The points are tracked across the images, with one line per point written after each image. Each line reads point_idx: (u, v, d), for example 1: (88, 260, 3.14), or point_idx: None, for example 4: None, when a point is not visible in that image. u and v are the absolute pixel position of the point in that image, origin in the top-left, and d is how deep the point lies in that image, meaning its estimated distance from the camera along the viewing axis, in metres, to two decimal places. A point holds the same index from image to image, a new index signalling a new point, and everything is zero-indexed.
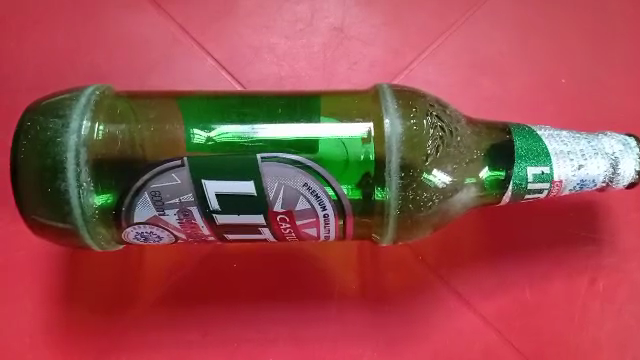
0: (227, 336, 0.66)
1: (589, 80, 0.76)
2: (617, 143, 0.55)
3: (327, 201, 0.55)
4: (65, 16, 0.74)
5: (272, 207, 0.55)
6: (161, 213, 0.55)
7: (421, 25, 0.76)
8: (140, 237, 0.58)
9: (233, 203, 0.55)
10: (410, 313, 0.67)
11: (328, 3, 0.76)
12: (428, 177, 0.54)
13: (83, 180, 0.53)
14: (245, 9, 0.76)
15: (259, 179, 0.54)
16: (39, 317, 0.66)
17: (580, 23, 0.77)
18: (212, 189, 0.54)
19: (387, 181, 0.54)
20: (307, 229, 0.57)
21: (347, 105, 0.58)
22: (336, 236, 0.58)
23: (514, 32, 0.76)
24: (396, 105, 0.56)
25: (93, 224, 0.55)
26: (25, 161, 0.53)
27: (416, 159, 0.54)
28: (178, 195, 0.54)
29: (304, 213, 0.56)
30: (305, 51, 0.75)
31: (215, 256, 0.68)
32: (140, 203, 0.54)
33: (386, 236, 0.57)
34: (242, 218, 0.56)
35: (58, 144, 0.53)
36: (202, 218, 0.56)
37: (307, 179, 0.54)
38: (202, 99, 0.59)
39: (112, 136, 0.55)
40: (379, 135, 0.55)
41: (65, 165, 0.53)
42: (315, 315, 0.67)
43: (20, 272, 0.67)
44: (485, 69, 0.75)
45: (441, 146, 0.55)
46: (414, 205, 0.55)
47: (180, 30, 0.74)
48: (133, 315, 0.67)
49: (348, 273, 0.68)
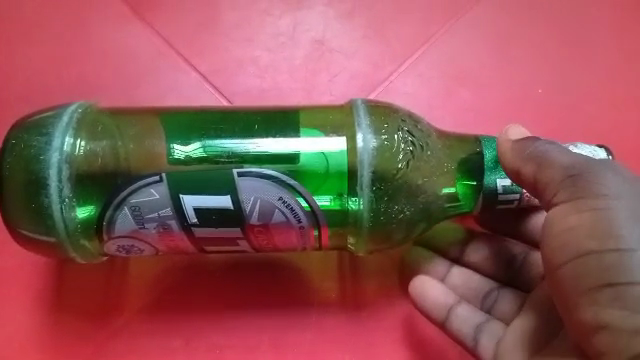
0: (211, 343, 0.68)
1: (565, 90, 0.78)
2: (586, 154, 0.58)
3: (302, 213, 0.57)
4: (51, 29, 0.76)
5: (249, 220, 0.57)
6: (141, 226, 0.57)
7: (400, 37, 0.78)
8: (122, 249, 0.59)
9: (211, 216, 0.56)
10: (388, 320, 0.69)
11: (310, 17, 0.79)
12: (399, 189, 0.56)
13: (65, 196, 0.55)
14: (228, 22, 0.78)
15: (235, 192, 0.56)
16: (27, 326, 0.68)
17: (556, 34, 0.79)
18: (190, 203, 0.56)
19: (359, 193, 0.56)
20: (282, 239, 0.59)
21: (323, 120, 0.60)
22: (312, 246, 0.60)
23: (492, 42, 0.79)
24: (368, 120, 0.58)
25: (77, 238, 0.57)
26: (10, 177, 0.55)
27: (387, 173, 0.56)
28: (157, 209, 0.56)
29: (280, 225, 0.57)
30: (287, 63, 0.77)
31: (197, 268, 0.70)
32: (120, 218, 0.56)
33: (362, 244, 0.59)
34: (220, 230, 0.57)
35: (41, 161, 0.55)
36: (181, 231, 0.57)
37: (283, 193, 0.56)
38: (183, 115, 0.60)
39: (93, 152, 0.57)
40: (352, 149, 0.57)
41: (48, 182, 0.55)
42: (297, 321, 0.68)
43: (8, 280, 0.69)
44: (463, 79, 0.77)
45: (412, 160, 0.57)
46: (386, 218, 0.57)
47: (166, 44, 0.77)
48: (119, 322, 0.68)
49: (326, 281, 0.70)
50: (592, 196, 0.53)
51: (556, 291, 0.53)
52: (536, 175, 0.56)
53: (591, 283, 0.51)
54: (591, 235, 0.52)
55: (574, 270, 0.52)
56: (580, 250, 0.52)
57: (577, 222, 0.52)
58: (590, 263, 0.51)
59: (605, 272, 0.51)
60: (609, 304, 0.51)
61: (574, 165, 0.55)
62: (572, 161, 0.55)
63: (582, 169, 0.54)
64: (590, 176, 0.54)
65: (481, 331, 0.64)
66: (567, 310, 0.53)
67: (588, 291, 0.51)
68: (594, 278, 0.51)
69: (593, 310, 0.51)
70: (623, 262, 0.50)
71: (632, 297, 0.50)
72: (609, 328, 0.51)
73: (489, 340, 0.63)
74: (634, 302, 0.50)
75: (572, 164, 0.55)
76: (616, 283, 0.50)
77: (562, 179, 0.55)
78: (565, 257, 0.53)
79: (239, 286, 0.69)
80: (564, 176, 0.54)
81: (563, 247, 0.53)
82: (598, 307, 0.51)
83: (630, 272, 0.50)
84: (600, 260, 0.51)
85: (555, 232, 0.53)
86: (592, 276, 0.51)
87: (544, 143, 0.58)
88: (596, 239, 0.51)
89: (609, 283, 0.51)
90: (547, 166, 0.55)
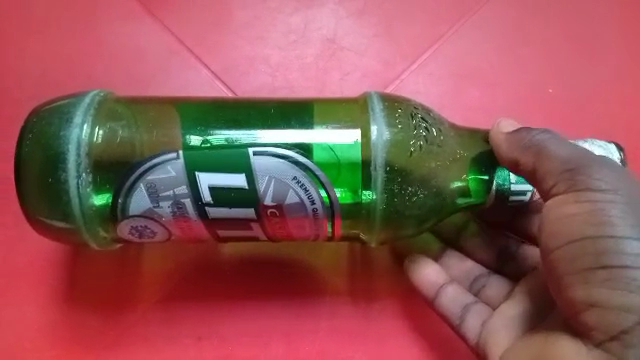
0: (222, 338, 0.68)
1: (576, 90, 0.78)
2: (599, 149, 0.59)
3: (315, 192, 0.57)
4: (64, 27, 0.77)
5: (263, 201, 0.57)
6: (155, 205, 0.57)
7: (410, 36, 0.79)
8: (135, 231, 0.59)
9: (226, 197, 0.57)
10: (397, 318, 0.70)
11: (321, 15, 0.79)
12: (412, 172, 0.57)
13: (83, 170, 0.56)
14: (240, 21, 0.79)
15: (250, 173, 0.57)
16: (38, 320, 0.68)
17: (566, 34, 0.80)
18: (205, 182, 0.56)
19: (373, 175, 0.57)
20: (294, 223, 0.59)
21: (338, 111, 0.60)
22: (324, 234, 0.60)
23: (502, 42, 0.79)
24: (382, 110, 0.59)
25: (90, 217, 0.57)
26: (29, 152, 0.56)
27: (401, 157, 0.57)
28: (172, 186, 0.56)
29: (294, 207, 0.58)
30: (299, 62, 0.78)
31: (211, 262, 0.70)
32: (136, 197, 0.57)
33: (375, 234, 0.59)
34: (233, 211, 0.58)
35: (61, 136, 0.56)
36: (195, 212, 0.58)
37: (297, 173, 0.57)
38: (201, 106, 0.61)
39: (112, 132, 0.58)
40: (366, 140, 0.58)
41: (66, 156, 0.56)
42: (309, 317, 0.69)
43: (19, 274, 0.70)
44: (473, 78, 0.78)
45: (425, 145, 0.57)
46: (400, 199, 0.57)
47: (178, 42, 0.77)
48: (130, 317, 0.69)
49: (339, 279, 0.70)
50: (590, 190, 0.54)
51: (550, 272, 0.55)
52: (535, 166, 0.57)
53: (584, 265, 0.53)
54: (586, 224, 0.53)
55: (568, 252, 0.54)
56: (575, 235, 0.53)
57: (572, 211, 0.54)
58: (583, 247, 0.53)
59: (599, 256, 0.52)
60: (601, 285, 0.52)
61: (572, 159, 0.56)
62: (570, 155, 0.56)
63: (580, 163, 0.55)
64: (588, 170, 0.55)
65: (469, 310, 0.66)
66: (557, 288, 0.55)
67: (582, 272, 0.53)
68: (588, 261, 0.53)
69: (584, 289, 0.53)
70: (617, 247, 0.52)
71: (624, 278, 0.52)
72: (599, 306, 0.53)
73: (475, 321, 0.65)
74: (625, 283, 0.52)
75: (571, 158, 0.56)
76: (609, 265, 0.52)
77: (560, 172, 0.56)
78: (561, 241, 0.54)
79: (252, 278, 0.70)
80: (561, 169, 0.56)
81: (557, 232, 0.54)
82: (589, 287, 0.53)
83: (623, 256, 0.52)
84: (595, 245, 0.53)
85: (550, 218, 0.55)
86: (584, 258, 0.53)
87: (543, 134, 0.58)
88: (591, 226, 0.53)
89: (603, 265, 0.52)
90: (546, 159, 0.57)
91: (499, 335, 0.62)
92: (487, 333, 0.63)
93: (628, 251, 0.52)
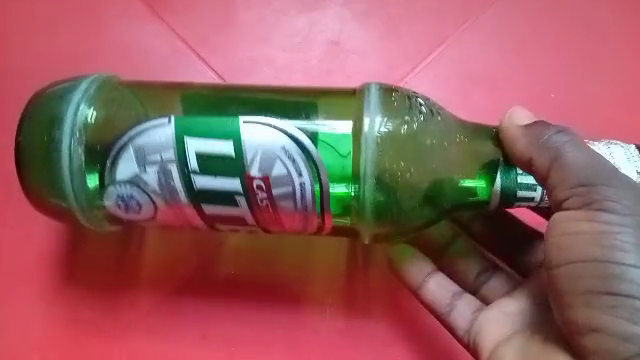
0: (224, 340, 0.70)
1: (578, 95, 0.78)
2: (621, 154, 0.59)
3: (303, 164, 0.58)
4: (70, 25, 0.78)
5: (249, 171, 0.58)
6: (143, 171, 0.59)
7: (414, 38, 0.79)
8: (121, 202, 0.61)
9: (212, 164, 0.59)
10: (398, 321, 0.71)
11: (325, 17, 0.79)
12: (401, 149, 0.58)
13: (75, 143, 0.59)
14: (244, 21, 0.79)
15: (238, 140, 0.58)
16: (44, 319, 0.70)
17: (571, 39, 0.80)
18: (192, 146, 0.58)
19: (362, 156, 0.58)
20: (282, 203, 0.59)
21: (335, 104, 0.61)
22: (314, 218, 0.60)
23: (506, 45, 0.79)
24: (377, 100, 0.60)
25: (79, 177, 0.60)
26: (32, 113, 0.61)
27: (393, 141, 0.58)
28: (159, 150, 0.59)
29: (280, 180, 0.58)
30: (302, 63, 0.78)
31: (212, 258, 0.71)
32: (125, 158, 0.59)
33: (366, 224, 0.60)
34: (218, 180, 0.59)
35: (63, 100, 0.61)
36: (181, 180, 0.59)
37: (285, 143, 0.58)
38: (203, 93, 0.63)
39: (113, 102, 0.62)
40: (358, 131, 0.59)
41: (64, 116, 0.60)
42: (309, 319, 0.70)
43: (24, 275, 0.71)
44: (475, 82, 0.78)
45: (419, 122, 0.59)
46: (391, 176, 0.58)
47: (181, 42, 0.78)
48: (134, 317, 0.70)
49: (336, 279, 0.71)
50: (604, 210, 0.54)
51: (551, 286, 0.56)
52: (549, 171, 0.56)
53: (588, 288, 0.53)
54: (595, 245, 0.54)
55: (574, 270, 0.54)
56: (583, 256, 0.54)
57: (582, 229, 0.54)
58: (589, 269, 0.53)
59: (604, 281, 0.53)
60: (603, 310, 0.53)
61: (587, 171, 0.55)
62: (585, 167, 0.56)
63: (595, 179, 0.55)
64: (602, 188, 0.55)
65: (458, 298, 0.67)
66: (559, 305, 0.55)
67: (585, 294, 0.53)
68: (593, 285, 0.53)
69: (585, 311, 0.54)
70: (623, 274, 0.53)
71: (629, 307, 0.53)
72: (598, 331, 0.53)
73: (466, 310, 0.67)
74: (629, 312, 0.53)
75: (587, 171, 0.55)
76: (614, 292, 0.53)
77: (575, 186, 0.55)
78: (567, 259, 0.54)
79: (251, 276, 0.71)
80: (575, 182, 0.55)
81: (565, 248, 0.55)
82: (590, 310, 0.53)
83: (627, 284, 0.52)
84: (601, 269, 0.53)
85: (559, 230, 0.55)
86: (589, 280, 0.53)
87: (562, 136, 0.57)
88: (599, 248, 0.53)
89: (609, 292, 0.53)
90: (561, 167, 0.56)
91: (493, 326, 0.63)
92: (482, 322, 0.64)
93: (633, 280, 0.52)
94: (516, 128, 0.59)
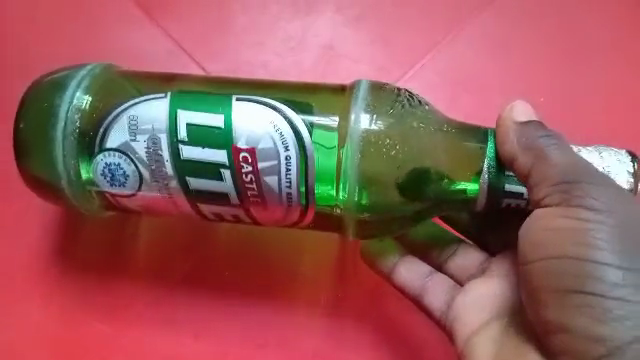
0: (217, 341, 0.72)
1: (566, 100, 0.80)
2: (612, 156, 0.57)
3: (290, 138, 0.59)
4: (69, 30, 0.79)
5: (236, 143, 0.59)
6: (133, 139, 0.60)
7: (406, 43, 0.81)
8: (107, 173, 0.62)
9: (201, 135, 0.60)
10: (387, 322, 0.73)
11: (319, 22, 0.81)
12: (383, 139, 0.60)
13: (71, 125, 0.62)
14: (239, 26, 0.80)
15: (229, 113, 0.60)
16: (43, 319, 0.73)
17: (561, 44, 0.81)
18: (184, 119, 0.60)
19: (346, 145, 0.60)
20: (267, 179, 0.60)
21: (327, 99, 0.63)
22: (297, 196, 0.60)
23: (496, 50, 0.81)
24: (365, 98, 0.62)
25: (70, 143, 0.62)
26: (36, 88, 0.65)
27: (378, 135, 0.60)
28: (152, 120, 0.60)
29: (266, 154, 0.59)
30: (296, 68, 0.80)
31: (205, 258, 0.74)
32: (117, 126, 0.61)
33: (349, 208, 0.61)
34: (205, 153, 0.60)
35: (68, 76, 0.65)
36: (169, 150, 0.60)
37: (274, 117, 0.60)
38: (199, 84, 0.65)
39: (113, 81, 0.65)
40: (344, 127, 0.61)
41: (65, 87, 0.64)
42: (300, 320, 0.73)
43: (24, 277, 0.74)
44: (465, 87, 0.79)
45: (404, 110, 0.61)
46: (376, 150, 0.59)
47: (178, 47, 0.79)
48: (130, 317, 0.73)
49: (325, 278, 0.74)
50: (584, 208, 0.55)
51: (527, 282, 0.56)
52: (533, 167, 0.57)
53: (562, 286, 0.54)
54: (570, 242, 0.54)
55: (549, 266, 0.54)
56: (558, 252, 0.54)
57: (560, 226, 0.55)
58: (564, 266, 0.54)
59: (577, 279, 0.53)
60: (575, 309, 0.53)
61: (571, 169, 0.56)
62: (568, 166, 0.56)
63: (577, 177, 0.56)
64: (583, 186, 0.55)
65: (431, 281, 0.68)
66: (534, 302, 0.56)
67: (559, 291, 0.54)
68: (567, 283, 0.53)
69: (558, 310, 0.54)
70: (597, 273, 0.53)
71: (600, 306, 0.53)
72: (570, 330, 0.54)
73: (440, 292, 0.68)
74: (600, 312, 0.53)
75: (571, 169, 0.56)
76: (587, 290, 0.53)
77: (558, 183, 0.56)
78: (542, 255, 0.55)
79: (242, 276, 0.74)
80: (556, 180, 0.56)
81: (540, 243, 0.55)
82: (563, 309, 0.54)
83: (601, 284, 0.53)
84: (576, 267, 0.53)
85: (538, 226, 0.56)
86: (564, 278, 0.54)
87: (550, 138, 0.58)
88: (575, 246, 0.54)
89: (582, 290, 0.53)
90: (545, 164, 0.57)
91: (471, 315, 0.64)
92: (458, 307, 0.65)
93: (607, 279, 0.53)
94: (511, 123, 0.60)
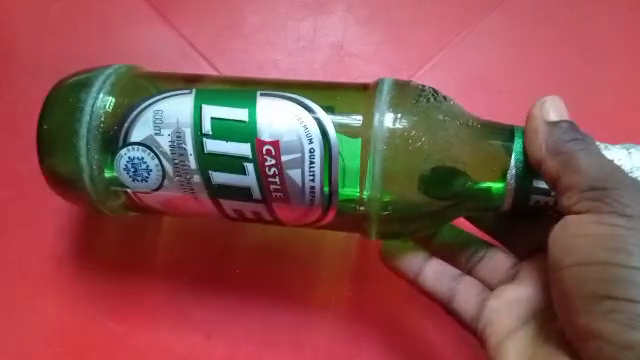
0: (229, 341, 0.72)
1: (577, 98, 0.80)
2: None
3: (315, 130, 0.59)
4: (78, 28, 0.79)
5: (260, 136, 0.59)
6: (157, 133, 0.59)
7: (417, 42, 0.80)
8: (129, 168, 0.60)
9: (225, 129, 0.59)
10: (399, 323, 0.73)
11: (329, 21, 0.81)
12: (409, 136, 0.59)
13: (96, 122, 0.62)
14: (250, 25, 0.80)
15: (254, 107, 0.59)
16: (55, 319, 0.73)
17: (572, 42, 0.81)
18: (208, 113, 0.59)
19: (371, 149, 0.59)
20: (291, 172, 0.59)
21: (350, 100, 0.62)
22: (321, 190, 0.59)
23: (507, 48, 0.80)
24: (389, 95, 0.61)
25: (94, 136, 0.61)
26: (62, 85, 0.65)
27: (403, 135, 0.59)
28: (177, 115, 0.60)
29: (291, 147, 0.58)
30: (306, 67, 0.80)
31: (222, 258, 0.74)
32: (142, 120, 0.60)
33: (376, 200, 0.60)
34: (229, 146, 0.59)
35: (94, 73, 0.65)
36: (192, 144, 0.59)
37: (299, 110, 0.59)
38: (219, 84, 0.64)
39: (138, 80, 0.65)
40: (368, 126, 0.60)
41: (92, 83, 0.64)
42: (312, 320, 0.73)
43: (36, 277, 0.74)
44: (474, 86, 0.79)
45: (428, 104, 0.61)
46: (401, 139, 0.59)
47: (189, 46, 0.79)
48: (142, 317, 0.73)
49: (343, 280, 0.73)
50: (612, 214, 0.55)
51: (558, 288, 0.57)
52: (560, 173, 0.57)
53: (591, 292, 0.54)
54: (600, 248, 0.54)
55: (578, 273, 0.55)
56: (588, 259, 0.54)
57: (590, 232, 0.55)
58: (593, 273, 0.54)
59: (607, 285, 0.54)
60: (604, 315, 0.54)
61: (598, 176, 0.56)
62: (598, 171, 0.56)
63: (605, 183, 0.55)
64: (614, 192, 0.55)
65: (461, 282, 0.67)
66: (565, 308, 0.56)
67: (589, 297, 0.54)
68: (597, 289, 0.54)
69: (588, 317, 0.55)
70: (626, 278, 0.53)
71: (629, 312, 0.53)
72: (600, 337, 0.54)
73: (470, 294, 0.66)
74: (629, 317, 0.53)
75: (598, 175, 0.56)
76: (616, 296, 0.53)
77: (585, 190, 0.56)
78: (572, 261, 0.55)
79: (258, 277, 0.73)
80: (585, 186, 0.56)
81: (570, 249, 0.55)
82: (593, 316, 0.54)
83: (630, 289, 0.53)
84: (606, 273, 0.54)
85: (567, 231, 0.56)
86: (593, 284, 0.54)
87: (577, 142, 0.57)
88: (604, 252, 0.54)
89: (610, 296, 0.54)
90: (573, 172, 0.56)
91: (502, 319, 0.63)
92: (489, 310, 0.64)
93: (636, 285, 0.53)
94: (540, 122, 0.59)
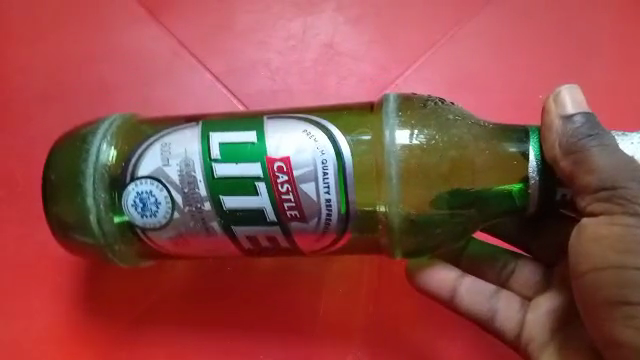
0: (222, 342, 0.74)
1: None
2: None
3: (328, 145, 0.58)
4: (73, 27, 0.80)
5: (270, 154, 0.59)
6: (165, 164, 0.59)
7: (407, 41, 0.81)
8: (138, 203, 0.60)
9: (234, 151, 0.59)
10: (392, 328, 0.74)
11: (319, 21, 0.81)
12: (421, 145, 0.58)
13: (100, 168, 0.61)
14: (241, 24, 0.80)
15: (261, 131, 0.60)
16: (51, 318, 0.74)
17: (561, 41, 0.81)
18: (216, 139, 0.60)
19: (387, 163, 0.58)
20: (305, 186, 0.58)
21: (359, 118, 0.61)
22: (338, 210, 0.58)
23: (497, 48, 0.81)
24: (396, 110, 0.60)
25: (100, 180, 0.61)
26: (66, 139, 0.65)
27: (417, 147, 0.58)
28: (184, 145, 0.60)
29: (303, 162, 0.58)
30: (297, 66, 0.80)
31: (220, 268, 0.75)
32: (149, 155, 0.60)
33: (394, 209, 0.58)
34: (239, 168, 0.59)
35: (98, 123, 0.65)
36: (201, 171, 0.59)
37: (308, 127, 0.59)
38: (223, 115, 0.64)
39: (142, 125, 0.65)
40: (380, 140, 0.59)
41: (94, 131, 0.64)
42: (304, 323, 0.74)
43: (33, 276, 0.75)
44: (462, 88, 0.79)
45: (438, 111, 0.60)
46: (419, 148, 0.58)
47: (180, 45, 0.79)
48: (137, 320, 0.74)
49: (348, 288, 0.75)
50: (625, 214, 0.53)
51: (579, 294, 0.55)
52: (573, 173, 0.55)
53: (610, 298, 0.53)
54: (615, 250, 0.53)
55: (595, 276, 0.53)
56: (603, 262, 0.53)
57: (604, 234, 0.53)
58: (610, 277, 0.53)
59: (625, 289, 0.52)
60: (623, 320, 0.52)
61: (610, 174, 0.53)
62: (611, 168, 0.53)
63: (616, 182, 0.53)
64: (626, 191, 0.53)
65: (498, 297, 0.67)
66: (587, 314, 0.55)
67: (607, 303, 0.53)
68: (614, 294, 0.52)
69: (610, 324, 0.53)
70: None
71: None
72: (623, 344, 0.53)
73: (506, 309, 0.66)
74: None
75: (609, 174, 0.53)
76: (634, 302, 0.52)
77: (597, 190, 0.54)
78: (588, 264, 0.54)
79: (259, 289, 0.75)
80: (598, 187, 0.54)
81: (585, 254, 0.54)
82: (613, 322, 0.53)
83: None
84: (622, 276, 0.52)
85: (584, 235, 0.54)
86: (612, 289, 0.53)
87: (591, 137, 0.55)
88: (619, 254, 0.52)
89: (627, 301, 0.52)
90: (585, 172, 0.54)
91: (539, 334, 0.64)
92: (530, 324, 0.64)
93: None
94: (554, 117, 0.57)
